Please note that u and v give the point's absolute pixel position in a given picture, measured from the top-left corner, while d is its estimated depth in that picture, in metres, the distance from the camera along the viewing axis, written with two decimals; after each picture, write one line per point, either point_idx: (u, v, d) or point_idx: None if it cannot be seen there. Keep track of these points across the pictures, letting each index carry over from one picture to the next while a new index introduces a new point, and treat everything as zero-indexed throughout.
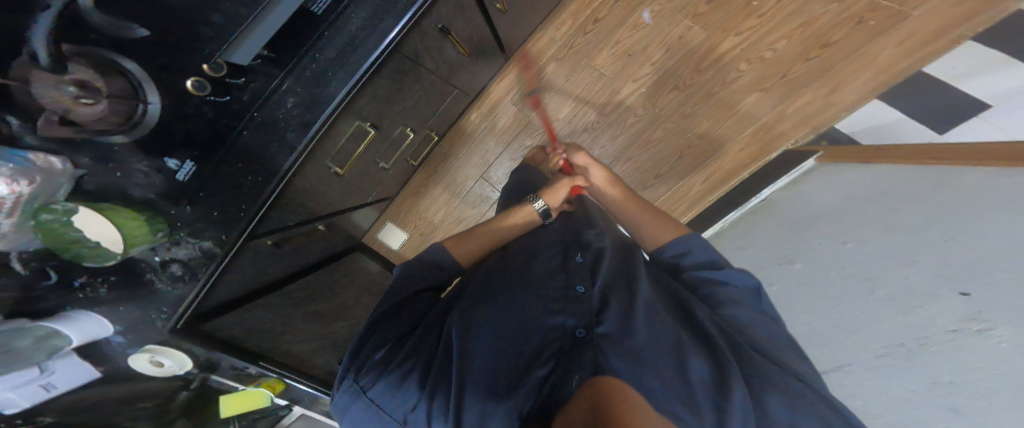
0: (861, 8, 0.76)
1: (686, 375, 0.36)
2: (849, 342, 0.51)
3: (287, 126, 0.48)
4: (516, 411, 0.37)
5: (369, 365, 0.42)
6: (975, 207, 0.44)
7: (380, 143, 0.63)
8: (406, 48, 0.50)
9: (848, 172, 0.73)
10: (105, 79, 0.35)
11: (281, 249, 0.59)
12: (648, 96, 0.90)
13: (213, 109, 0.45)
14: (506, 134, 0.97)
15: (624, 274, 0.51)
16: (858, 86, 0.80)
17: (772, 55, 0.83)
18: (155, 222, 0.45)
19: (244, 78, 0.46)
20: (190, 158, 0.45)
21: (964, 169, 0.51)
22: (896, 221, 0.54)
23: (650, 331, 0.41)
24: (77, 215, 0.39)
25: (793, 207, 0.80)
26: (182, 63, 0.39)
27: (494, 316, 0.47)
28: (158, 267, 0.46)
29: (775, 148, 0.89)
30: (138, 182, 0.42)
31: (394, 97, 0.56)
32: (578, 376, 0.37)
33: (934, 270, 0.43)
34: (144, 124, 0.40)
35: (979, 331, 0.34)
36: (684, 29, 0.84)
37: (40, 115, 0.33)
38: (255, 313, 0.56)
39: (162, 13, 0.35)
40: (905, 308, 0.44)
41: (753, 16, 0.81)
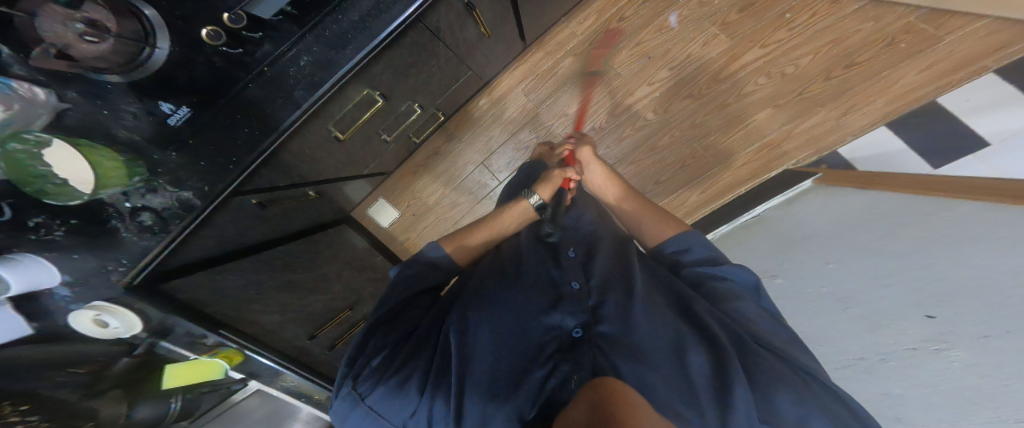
0: (895, 30, 0.81)
1: (686, 372, 0.37)
2: (819, 352, 0.55)
3: (296, 84, 0.47)
4: (517, 413, 0.37)
5: (365, 372, 0.39)
6: (965, 229, 0.44)
7: (385, 115, 0.64)
8: (429, 20, 0.52)
9: (837, 197, 0.75)
10: (117, 21, 0.36)
11: (266, 211, 0.59)
12: (661, 102, 0.93)
13: (223, 60, 0.43)
14: (512, 124, 0.97)
15: (620, 274, 0.50)
16: (869, 111, 0.84)
17: (794, 70, 0.87)
18: (135, 165, 0.42)
19: (262, 35, 0.43)
20: (187, 104, 0.43)
21: (956, 201, 0.51)
22: (880, 242, 0.55)
23: (648, 329, 0.42)
24: (49, 149, 0.37)
25: (781, 225, 0.82)
26: (203, 7, 0.38)
27: (493, 313, 0.46)
28: (127, 214, 0.43)
29: (776, 166, 0.92)
30: (124, 123, 0.41)
31: (408, 70, 0.58)
32: (578, 376, 0.37)
33: (908, 294, 0.44)
34: (148, 66, 0.39)
35: (935, 350, 0.37)
36: (710, 36, 0.88)
37: (36, 45, 0.33)
38: (226, 276, 0.52)
39: None
40: (873, 325, 0.46)
41: (783, 29, 0.85)
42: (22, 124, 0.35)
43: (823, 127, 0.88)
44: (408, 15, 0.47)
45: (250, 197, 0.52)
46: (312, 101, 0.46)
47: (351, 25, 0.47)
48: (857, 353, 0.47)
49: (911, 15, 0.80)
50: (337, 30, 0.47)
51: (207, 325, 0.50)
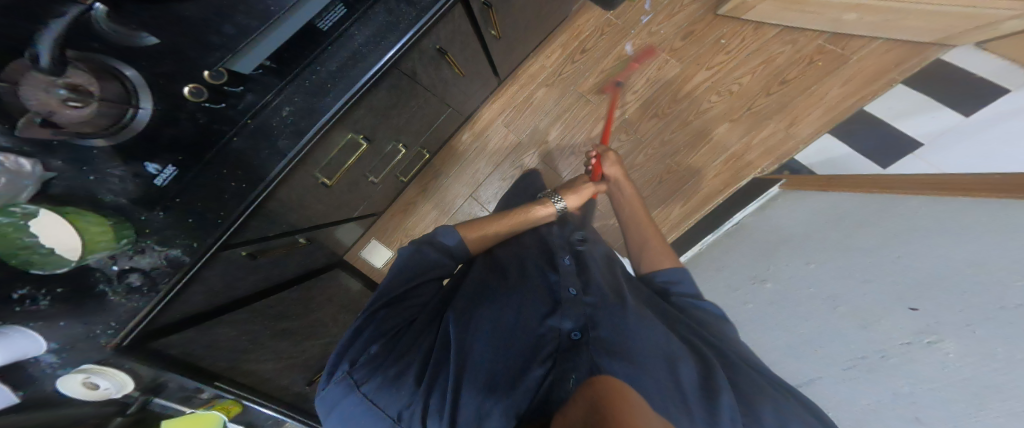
0: (811, 51, 0.94)
1: (679, 379, 0.46)
2: (816, 357, 0.55)
3: (279, 134, 0.49)
4: (514, 407, 0.47)
5: (363, 358, 0.49)
6: (921, 231, 0.50)
7: (371, 157, 0.67)
8: (405, 66, 0.54)
9: (811, 199, 0.80)
10: (99, 83, 0.36)
11: (256, 262, 0.58)
12: (629, 124, 0.99)
13: (207, 116, 0.45)
14: (496, 155, 1.02)
15: (614, 284, 0.63)
16: (811, 121, 0.93)
17: (738, 89, 0.96)
18: (123, 229, 0.43)
19: (242, 87, 0.46)
20: (172, 163, 0.45)
21: (902, 198, 0.59)
22: (850, 242, 0.61)
23: (643, 340, 0.52)
24: (36, 219, 0.37)
25: (761, 229, 0.86)
26: (183, 71, 0.41)
27: (490, 318, 0.56)
28: (114, 277, 0.43)
29: (744, 176, 0.97)
30: (111, 188, 0.42)
31: (387, 113, 0.60)
32: (575, 376, 0.48)
33: (888, 289, 0.48)
34: (131, 128, 0.41)
35: (930, 342, 0.38)
36: (662, 62, 0.98)
37: (23, 115, 0.34)
38: (217, 329, 0.52)
39: (175, 25, 0.37)
40: (865, 322, 0.48)
41: (721, 53, 0.97)
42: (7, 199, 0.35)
43: (774, 137, 0.95)
44: (383, 63, 0.49)
45: (240, 250, 0.51)
46: (295, 151, 0.48)
47: (330, 74, 0.49)
48: (861, 351, 0.47)
49: (818, 39, 0.93)
50: (316, 80, 0.49)
51: (202, 379, 0.51)
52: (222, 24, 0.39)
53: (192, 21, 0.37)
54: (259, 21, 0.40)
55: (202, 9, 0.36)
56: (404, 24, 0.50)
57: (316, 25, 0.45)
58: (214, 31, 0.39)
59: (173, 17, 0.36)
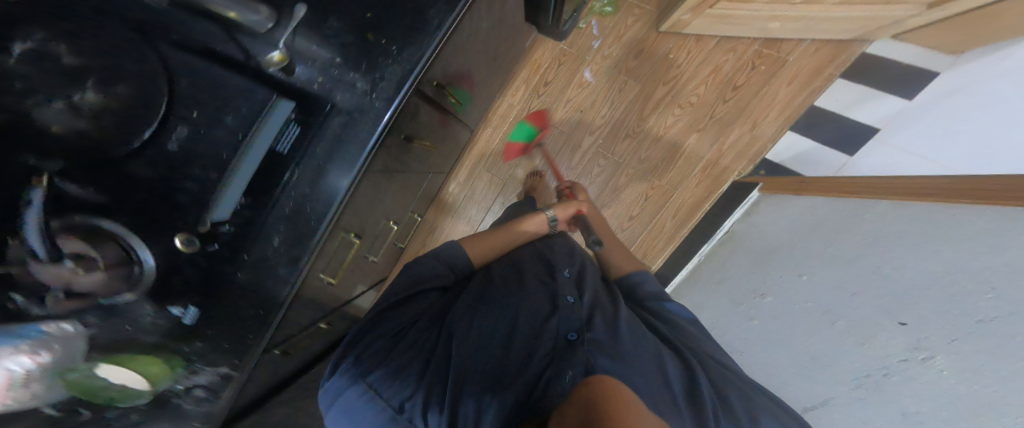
0: (751, 57, 1.20)
1: (668, 384, 0.57)
2: (827, 375, 0.66)
3: (277, 263, 0.51)
4: (509, 401, 0.53)
5: (369, 354, 0.59)
6: (888, 240, 0.68)
7: (370, 241, 0.71)
8: (377, 166, 0.55)
9: (791, 202, 1.01)
10: (99, 248, 0.39)
11: (289, 355, 0.66)
12: (606, 145, 1.28)
13: (205, 257, 0.51)
14: (484, 200, 1.33)
15: (607, 300, 0.74)
16: (772, 121, 1.19)
17: (696, 99, 1.23)
18: (172, 359, 0.49)
19: (229, 225, 0.51)
20: (192, 303, 0.51)
21: (874, 201, 0.78)
22: (829, 254, 0.79)
23: (632, 342, 0.63)
24: (100, 369, 0.41)
25: (750, 238, 1.09)
26: (159, 220, 0.46)
27: (486, 319, 0.66)
28: (183, 393, 0.49)
29: (725, 179, 1.23)
30: (145, 328, 0.47)
31: (372, 207, 0.62)
32: (569, 372, 0.56)
33: (875, 303, 0.62)
34: (144, 279, 0.45)
35: (923, 358, 0.50)
36: (621, 82, 1.26)
37: (49, 294, 0.38)
38: (276, 409, 0.64)
39: (134, 183, 0.44)
40: (862, 338, 0.62)
41: (673, 66, 1.23)
42: (65, 364, 0.38)
43: (742, 139, 1.21)
44: (355, 171, 0.49)
45: (272, 351, 0.57)
46: (297, 275, 0.50)
47: (302, 196, 0.51)
48: (863, 371, 0.59)
49: (754, 45, 1.19)
50: (292, 204, 0.51)
51: None
52: (183, 180, 0.47)
53: (148, 180, 0.45)
54: (218, 171, 0.48)
55: (154, 168, 0.45)
56: (364, 132, 0.50)
57: (276, 149, 0.51)
58: (179, 189, 0.47)
59: (131, 179, 0.44)
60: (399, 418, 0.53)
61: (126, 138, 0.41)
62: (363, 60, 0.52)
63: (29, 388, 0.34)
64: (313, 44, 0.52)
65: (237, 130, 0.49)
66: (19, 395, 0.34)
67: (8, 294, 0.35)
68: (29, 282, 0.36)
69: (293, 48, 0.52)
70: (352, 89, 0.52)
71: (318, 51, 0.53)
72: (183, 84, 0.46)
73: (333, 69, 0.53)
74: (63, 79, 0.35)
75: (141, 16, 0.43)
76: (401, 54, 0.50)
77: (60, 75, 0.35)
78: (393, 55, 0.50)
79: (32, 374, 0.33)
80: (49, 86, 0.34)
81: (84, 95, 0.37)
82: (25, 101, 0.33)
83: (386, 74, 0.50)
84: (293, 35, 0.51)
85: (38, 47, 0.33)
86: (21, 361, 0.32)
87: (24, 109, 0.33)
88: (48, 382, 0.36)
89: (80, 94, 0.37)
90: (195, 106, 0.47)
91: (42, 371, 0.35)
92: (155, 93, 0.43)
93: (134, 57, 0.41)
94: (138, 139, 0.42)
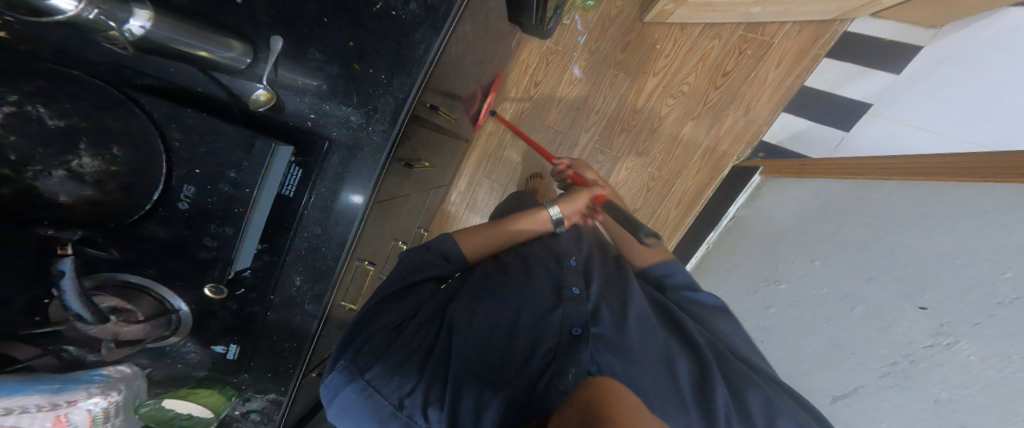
0: (737, 42, 1.16)
1: (675, 377, 0.59)
2: (852, 365, 0.69)
3: (304, 300, 0.56)
4: (509, 398, 0.57)
5: (366, 351, 0.60)
6: (885, 229, 0.73)
7: (382, 264, 0.77)
8: (384, 193, 0.60)
9: (792, 186, 1.04)
10: (132, 302, 0.45)
11: (322, 375, 0.72)
12: (602, 144, 1.26)
13: (235, 301, 0.54)
14: (486, 206, 1.33)
15: (618, 285, 0.76)
16: (764, 105, 1.18)
17: (687, 88, 1.20)
18: (227, 390, 0.56)
19: (249, 269, 0.55)
20: (232, 341, 0.55)
21: (876, 182, 0.81)
22: (840, 236, 0.82)
23: (640, 338, 0.65)
24: (167, 403, 0.48)
25: (758, 224, 1.11)
26: (184, 273, 0.49)
27: (487, 314, 0.68)
28: (241, 416, 0.57)
29: (724, 166, 1.24)
30: (195, 365, 0.53)
31: (379, 238, 0.68)
32: (573, 371, 0.59)
33: (887, 288, 0.67)
34: (183, 324, 0.50)
35: (950, 345, 0.54)
36: (612, 75, 1.23)
37: (102, 345, 0.43)
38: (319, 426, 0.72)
39: (157, 242, 0.46)
40: (884, 325, 0.65)
41: (661, 58, 1.20)
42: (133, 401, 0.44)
43: (737, 125, 1.21)
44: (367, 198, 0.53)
45: (310, 374, 0.63)
46: (324, 308, 0.55)
47: (316, 236, 0.56)
48: (889, 359, 0.62)
49: (738, 31, 1.16)
50: (307, 245, 0.56)
51: None
52: (201, 238, 0.48)
53: (174, 241, 0.47)
54: (232, 226, 0.49)
55: (169, 227, 0.46)
56: (366, 166, 0.55)
57: (283, 193, 0.54)
58: (200, 245, 0.48)
59: (150, 240, 0.46)
60: (397, 415, 0.56)
61: (134, 203, 0.42)
62: (353, 93, 0.54)
63: (110, 424, 0.40)
64: (298, 77, 0.52)
65: (242, 183, 0.48)
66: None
67: (62, 346, 0.40)
68: (81, 337, 0.41)
69: (276, 83, 0.51)
70: (345, 124, 0.56)
71: (305, 84, 0.53)
72: (176, 138, 0.45)
73: (324, 100, 0.55)
74: (57, 147, 0.33)
75: (106, 59, 0.40)
76: (390, 83, 0.52)
77: (52, 140, 0.33)
78: (384, 84, 0.53)
79: (110, 410, 0.39)
80: (45, 157, 0.33)
81: (82, 161, 0.36)
82: (25, 174, 0.31)
83: (379, 105, 0.53)
84: (275, 68, 0.49)
85: (18, 108, 0.31)
86: (97, 400, 0.38)
87: (26, 180, 0.32)
88: (124, 416, 0.42)
89: (76, 160, 0.35)
90: (196, 162, 0.46)
91: (116, 408, 0.40)
92: (149, 152, 0.42)
93: (112, 112, 0.38)
94: (148, 201, 0.43)
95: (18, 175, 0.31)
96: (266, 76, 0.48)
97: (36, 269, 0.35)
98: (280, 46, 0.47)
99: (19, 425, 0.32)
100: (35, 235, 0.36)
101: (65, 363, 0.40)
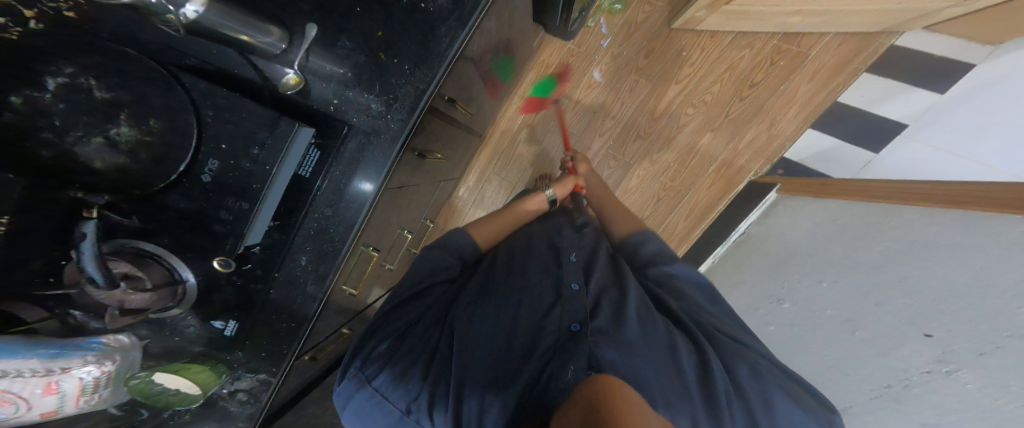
0: (769, 52, 1.12)
1: (679, 369, 0.57)
2: (845, 385, 0.69)
3: (306, 281, 0.55)
4: (508, 400, 0.55)
5: (375, 355, 0.61)
6: (905, 253, 0.68)
7: (388, 250, 0.77)
8: (394, 182, 0.60)
9: (809, 205, 1.01)
10: (144, 269, 0.46)
11: (317, 358, 0.72)
12: (616, 149, 1.26)
13: (241, 277, 0.55)
14: (495, 203, 1.34)
15: (616, 284, 0.74)
16: (790, 118, 1.14)
17: (710, 97, 1.18)
18: (218, 368, 0.55)
19: (258, 246, 0.55)
20: (232, 318, 0.56)
21: (896, 207, 0.77)
22: (853, 258, 0.79)
23: (640, 331, 0.62)
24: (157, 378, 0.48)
25: (767, 242, 1.09)
26: (201, 246, 0.49)
27: (489, 315, 0.67)
28: (228, 395, 0.56)
29: (740, 180, 1.20)
30: (190, 340, 0.53)
31: (388, 223, 0.68)
32: (572, 367, 0.55)
33: (896, 312, 0.64)
34: (189, 298, 0.50)
35: (947, 371, 0.52)
36: (632, 81, 1.22)
37: (106, 311, 0.44)
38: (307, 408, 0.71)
39: (176, 214, 0.47)
40: (883, 350, 0.63)
41: (685, 64, 1.18)
42: (126, 374, 0.45)
43: (759, 138, 1.17)
44: (378, 186, 0.53)
45: (304, 356, 0.63)
46: (325, 292, 0.54)
47: (326, 218, 0.56)
48: (884, 383, 0.61)
49: (773, 40, 1.11)
50: (316, 226, 0.56)
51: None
52: (217, 211, 0.48)
53: (191, 213, 0.48)
54: (247, 201, 0.49)
55: (190, 199, 0.47)
56: (380, 155, 0.55)
57: (300, 174, 0.55)
58: (215, 219, 0.49)
59: (171, 210, 0.47)
60: (405, 419, 0.58)
61: (162, 172, 0.43)
62: (372, 82, 0.56)
63: (99, 394, 0.40)
64: (326, 64, 0.54)
65: (263, 160, 0.49)
66: (90, 400, 0.40)
67: (68, 310, 0.41)
68: (86, 302, 0.42)
69: (308, 68, 0.54)
70: (365, 110, 0.57)
71: (332, 71, 0.55)
72: (210, 114, 0.46)
73: (345, 86, 0.56)
74: (98, 116, 0.36)
75: (157, 40, 0.43)
76: (412, 74, 0.53)
77: (93, 110, 0.35)
78: (406, 74, 0.54)
79: (99, 381, 0.39)
80: (84, 125, 0.35)
81: (120, 130, 0.38)
82: (65, 139, 0.34)
83: (399, 95, 0.55)
84: (307, 54, 0.52)
85: (72, 81, 0.34)
86: (89, 369, 0.37)
87: (66, 146, 0.34)
88: (113, 389, 0.42)
89: (116, 129, 0.37)
90: (221, 139, 0.47)
91: (106, 378, 0.40)
92: (184, 125, 0.43)
93: (159, 88, 0.40)
94: (174, 172, 0.44)
95: (59, 140, 0.34)
96: (297, 62, 0.50)
97: (59, 234, 0.37)
98: (314, 33, 0.49)
99: (11, 392, 0.32)
100: (66, 198, 0.37)
101: (69, 329, 0.41)
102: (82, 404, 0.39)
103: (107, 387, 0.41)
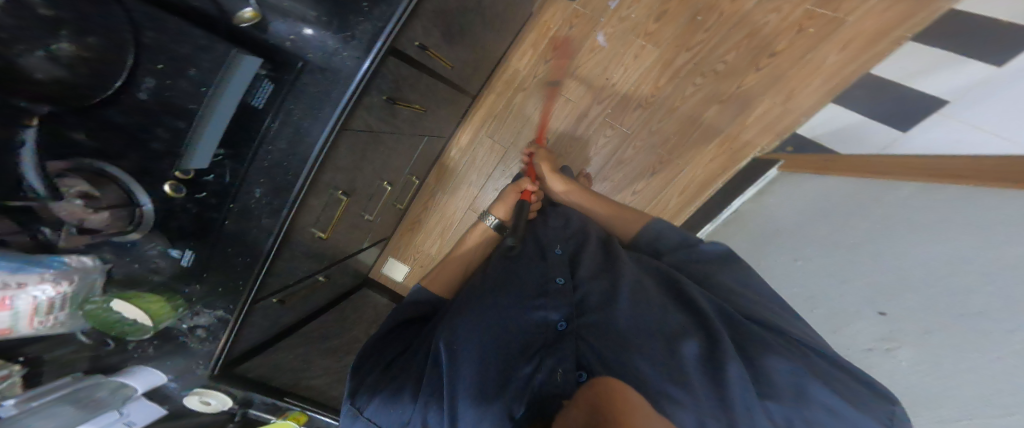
0: (799, 18, 0.97)
1: (680, 358, 0.45)
2: None
3: (260, 214, 0.56)
4: (506, 410, 0.46)
5: (363, 388, 0.53)
6: (883, 232, 0.65)
7: (362, 199, 0.76)
8: (355, 124, 0.57)
9: (806, 183, 0.96)
10: (101, 189, 0.42)
11: (287, 304, 0.70)
12: (613, 118, 1.19)
13: (197, 205, 0.54)
14: (486, 167, 1.30)
15: (605, 263, 0.62)
16: (810, 93, 1.02)
17: (723, 67, 1.06)
18: (174, 300, 0.54)
19: (213, 173, 0.55)
20: (189, 246, 0.55)
21: (900, 185, 0.70)
22: (834, 238, 0.76)
23: (633, 311, 0.52)
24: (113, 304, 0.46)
25: (757, 219, 1.06)
26: (149, 168, 0.48)
27: (470, 318, 0.54)
28: (187, 331, 0.56)
29: (744, 156, 1.13)
30: (154, 268, 0.52)
31: (358, 166, 0.65)
32: (562, 369, 0.48)
33: (864, 290, 0.62)
34: (144, 221, 0.49)
35: (888, 349, 0.53)
36: (639, 46, 1.11)
37: (62, 229, 0.41)
38: (279, 352, 0.71)
39: (115, 129, 0.44)
40: (833, 326, 0.65)
41: (699, 30, 1.05)
42: (81, 296, 0.44)
43: (771, 112, 1.07)
44: (335, 118, 0.52)
45: (270, 297, 0.63)
46: (279, 226, 0.54)
47: (281, 152, 0.55)
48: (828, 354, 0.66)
49: (805, 4, 0.95)
50: (271, 158, 0.56)
51: (273, 394, 0.65)
52: (155, 128, 0.47)
53: (127, 125, 0.45)
54: (185, 118, 0.48)
55: (127, 114, 0.44)
56: (337, 92, 0.53)
57: (249, 102, 0.54)
58: (153, 136, 0.47)
59: (104, 123, 0.42)
60: None
61: (99, 85, 0.39)
62: (333, 17, 0.51)
63: (54, 317, 0.39)
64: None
65: (203, 81, 0.48)
66: (46, 322, 0.39)
67: (40, 228, 0.40)
68: (51, 219, 0.40)
69: (264, 3, 0.49)
70: (321, 46, 0.53)
71: (292, 7, 0.50)
72: (150, 36, 0.42)
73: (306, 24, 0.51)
74: (41, 27, 0.32)
75: None
76: (371, 11, 0.51)
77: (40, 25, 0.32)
78: (365, 12, 0.52)
79: (55, 303, 0.38)
80: (27, 38, 0.31)
81: (61, 46, 0.34)
82: (14, 50, 0.31)
83: (358, 32, 0.52)
84: None
85: None
86: (45, 289, 0.37)
87: (13, 58, 0.31)
88: (68, 312, 0.41)
89: (56, 44, 0.33)
90: (163, 57, 0.44)
91: (63, 300, 0.40)
92: (123, 45, 0.39)
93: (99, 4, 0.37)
94: (112, 86, 0.40)
95: (8, 51, 0.30)
96: None
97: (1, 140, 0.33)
98: None
99: None
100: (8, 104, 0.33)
101: (37, 244, 0.40)
102: (38, 325, 0.38)
103: (65, 309, 0.41)
